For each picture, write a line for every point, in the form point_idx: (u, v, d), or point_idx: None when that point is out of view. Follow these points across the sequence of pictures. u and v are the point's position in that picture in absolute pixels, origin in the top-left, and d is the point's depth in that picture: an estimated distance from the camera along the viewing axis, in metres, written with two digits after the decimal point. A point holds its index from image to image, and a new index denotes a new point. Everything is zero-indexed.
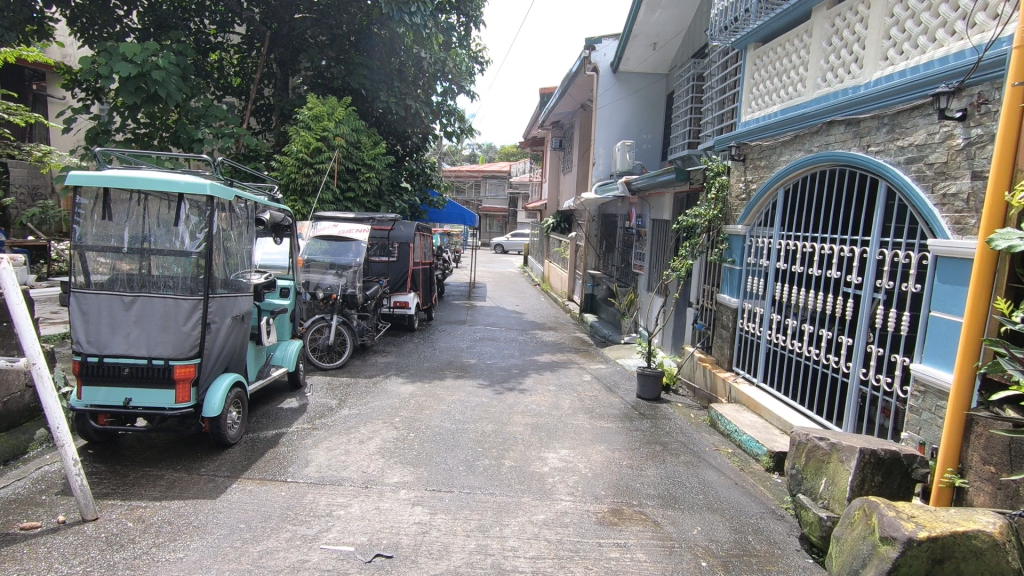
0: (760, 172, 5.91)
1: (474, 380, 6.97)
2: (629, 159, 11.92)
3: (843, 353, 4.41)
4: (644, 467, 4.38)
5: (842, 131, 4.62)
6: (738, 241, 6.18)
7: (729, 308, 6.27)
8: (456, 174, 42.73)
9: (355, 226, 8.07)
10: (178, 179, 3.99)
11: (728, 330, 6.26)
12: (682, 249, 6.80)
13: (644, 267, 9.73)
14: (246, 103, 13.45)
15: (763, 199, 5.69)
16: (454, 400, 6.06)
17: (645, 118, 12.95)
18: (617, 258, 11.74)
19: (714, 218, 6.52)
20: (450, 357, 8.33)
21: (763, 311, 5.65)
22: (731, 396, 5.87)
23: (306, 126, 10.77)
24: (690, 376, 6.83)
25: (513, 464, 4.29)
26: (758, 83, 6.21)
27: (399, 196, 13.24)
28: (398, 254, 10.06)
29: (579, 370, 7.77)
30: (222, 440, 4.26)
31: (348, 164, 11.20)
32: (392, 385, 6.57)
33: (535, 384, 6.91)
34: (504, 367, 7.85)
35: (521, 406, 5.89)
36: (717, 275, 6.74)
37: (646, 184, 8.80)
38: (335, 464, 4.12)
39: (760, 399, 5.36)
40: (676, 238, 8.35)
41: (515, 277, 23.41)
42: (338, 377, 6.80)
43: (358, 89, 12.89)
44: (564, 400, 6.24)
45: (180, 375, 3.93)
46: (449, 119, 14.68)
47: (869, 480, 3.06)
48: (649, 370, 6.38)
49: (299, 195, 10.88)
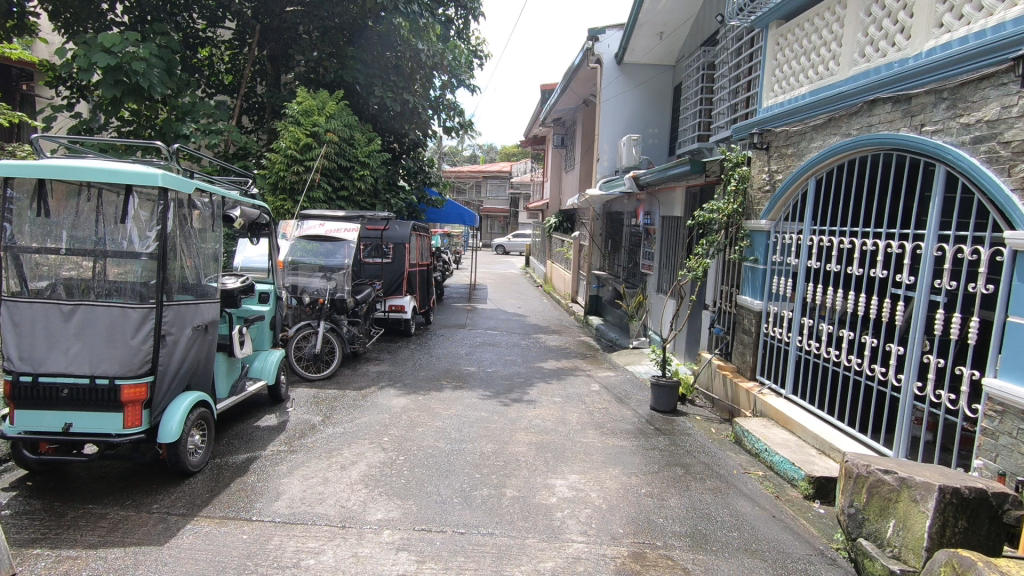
0: (787, 161, 5.32)
1: (473, 391, 6.41)
2: (636, 154, 11.39)
3: (893, 363, 3.85)
4: (665, 496, 3.82)
5: (888, 110, 4.05)
6: (761, 238, 5.63)
7: (752, 311, 5.72)
8: (456, 174, 42.32)
9: (344, 225, 7.48)
10: (125, 169, 3.41)
11: (750, 335, 5.71)
12: (699, 247, 6.22)
13: (654, 267, 9.16)
14: (237, 99, 12.93)
15: (791, 190, 5.15)
16: (451, 415, 5.49)
17: (652, 111, 12.38)
18: (624, 257, 11.19)
19: (733, 212, 5.95)
20: (448, 365, 7.77)
21: (792, 315, 5.11)
22: (756, 409, 5.31)
23: (296, 121, 10.26)
24: (709, 385, 6.27)
25: (516, 494, 3.73)
26: (782, 64, 5.64)
27: (394, 195, 12.69)
28: (393, 256, 9.54)
29: (587, 378, 7.21)
30: (181, 468, 3.72)
31: (340, 162, 10.66)
32: (384, 398, 6.01)
33: (540, 395, 6.34)
34: (506, 375, 7.28)
35: (524, 422, 5.32)
36: (736, 275, 6.19)
37: (656, 179, 8.24)
38: (311, 498, 3.56)
39: (790, 413, 4.81)
40: (689, 236, 7.82)
41: (517, 278, 22.88)
42: (325, 390, 6.24)
43: (352, 84, 12.35)
44: (572, 414, 5.66)
45: (128, 396, 3.38)
46: (448, 114, 14.10)
47: (951, 526, 2.49)
48: (663, 381, 5.83)
49: (289, 194, 10.34)
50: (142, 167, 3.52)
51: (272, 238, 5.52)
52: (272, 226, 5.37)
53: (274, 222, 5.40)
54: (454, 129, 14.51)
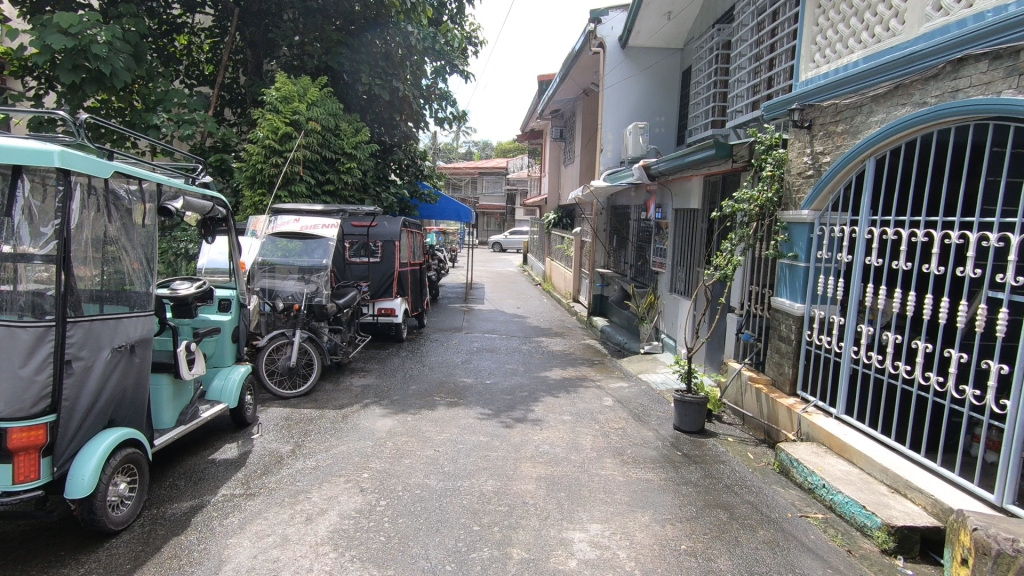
0: (836, 140, 4.52)
1: (470, 409, 5.60)
2: (643, 143, 10.60)
3: (993, 384, 3.08)
4: (712, 555, 3.05)
5: (983, 70, 3.26)
6: (802, 231, 4.87)
7: (791, 316, 4.95)
8: (452, 171, 41.58)
9: (320, 221, 6.59)
10: (8, 144, 2.57)
11: (789, 344, 4.96)
12: (727, 242, 5.41)
13: (666, 265, 8.39)
14: (214, 89, 12.05)
15: (842, 173, 4.38)
16: (444, 441, 4.68)
17: (659, 98, 11.58)
18: (631, 254, 10.42)
19: (768, 202, 5.17)
20: (442, 376, 6.96)
21: (846, 322, 4.33)
22: (801, 431, 4.54)
23: (275, 109, 9.45)
24: (739, 400, 5.50)
25: (524, 557, 2.95)
26: (825, 28, 4.81)
27: (384, 189, 11.88)
28: (381, 254, 8.74)
29: (598, 391, 6.41)
30: (99, 529, 2.93)
31: (325, 153, 9.88)
32: (367, 419, 5.20)
33: (546, 413, 5.55)
34: (506, 388, 6.49)
35: (531, 449, 4.54)
36: (770, 273, 5.44)
37: (669, 168, 7.48)
38: (261, 569, 2.77)
39: (847, 438, 4.06)
40: (710, 230, 7.07)
41: (515, 277, 22.14)
42: (300, 409, 5.45)
43: (338, 71, 11.52)
44: (585, 438, 4.87)
45: (18, 443, 2.58)
46: (440, 104, 13.23)
47: None
48: (689, 397, 5.07)
49: (268, 188, 9.53)
50: (34, 142, 2.69)
51: (229, 236, 4.70)
52: (228, 220, 4.55)
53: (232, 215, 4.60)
54: (448, 121, 13.64)
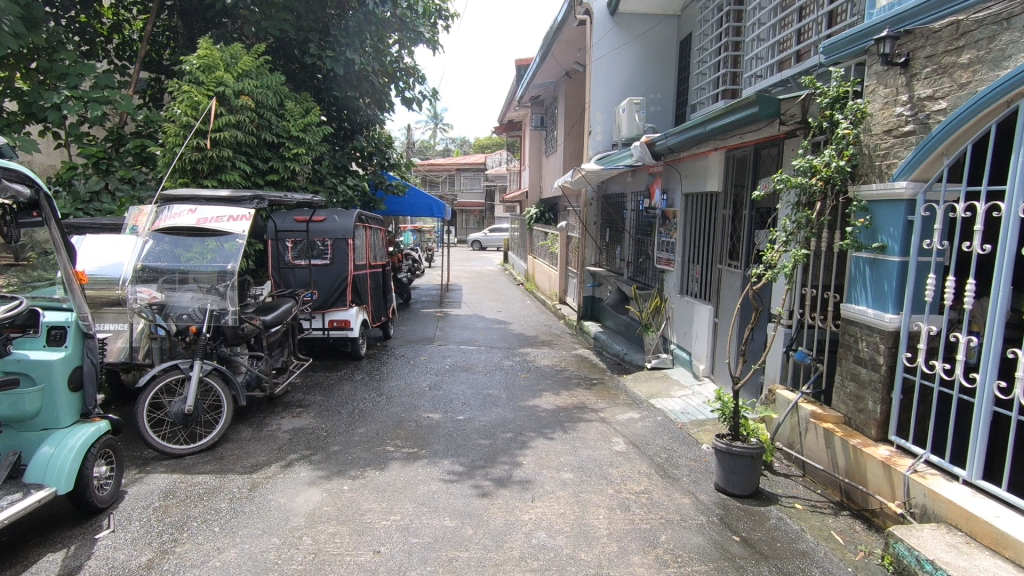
0: (959, 76, 3.10)
1: (434, 465, 4.07)
2: (640, 121, 9.15)
3: None
4: None
5: None
6: (896, 212, 3.44)
7: (878, 332, 3.54)
8: (428, 167, 39.91)
9: (226, 210, 4.87)
10: None
11: (875, 371, 3.55)
12: (782, 231, 3.95)
13: (674, 262, 6.98)
14: (138, 65, 10.04)
15: (974, 122, 2.95)
16: (389, 532, 3.14)
17: (654, 70, 10.12)
18: (629, 249, 8.98)
19: (841, 177, 3.73)
20: (401, 410, 5.40)
21: (982, 344, 2.91)
22: (913, 503, 3.10)
23: (196, 80, 7.78)
24: (797, 443, 4.10)
25: None
26: None
27: (342, 180, 10.24)
28: (331, 255, 7.18)
29: (604, 428, 4.93)
30: None
31: (264, 136, 8.25)
32: (284, 491, 3.65)
33: (538, 468, 4.04)
34: (484, 426, 4.96)
35: (518, 545, 3.02)
36: (835, 272, 4.03)
37: (682, 143, 6.06)
38: None
39: (1005, 526, 2.63)
40: (737, 217, 5.68)
41: (496, 276, 20.58)
42: (193, 475, 3.88)
43: (282, 43, 9.82)
44: (597, 513, 3.41)
45: None
46: (408, 80, 11.45)
47: None
48: (738, 448, 3.61)
49: (192, 176, 7.81)
50: None
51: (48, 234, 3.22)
52: (41, 204, 3.14)
53: (47, 198, 3.17)
54: (416, 101, 11.93)
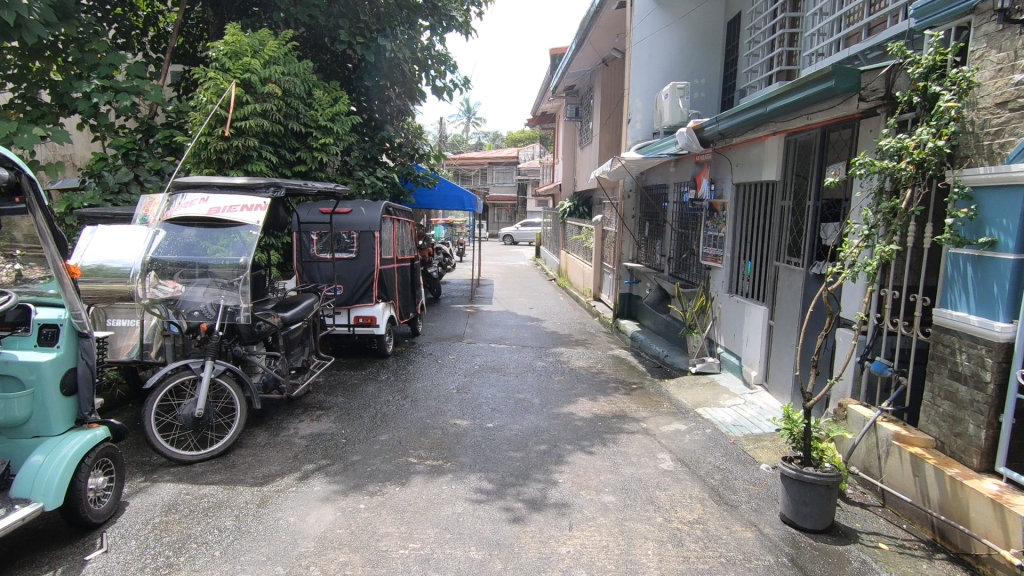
0: None
1: (460, 482, 3.67)
2: (684, 108, 8.56)
3: None
4: None
5: None
6: (1012, 200, 2.87)
7: (984, 344, 2.98)
8: (461, 161, 39.61)
9: (239, 200, 4.52)
10: None
11: (981, 390, 2.98)
12: (864, 223, 3.39)
13: (723, 258, 6.42)
14: (169, 55, 9.84)
15: None
16: (406, 564, 2.75)
17: (699, 53, 9.49)
18: (671, 244, 8.41)
19: (939, 160, 3.15)
20: (427, 415, 5.03)
21: None
22: None
23: (222, 67, 7.55)
24: (877, 468, 3.54)
25: None
26: None
27: (372, 172, 9.95)
28: (358, 249, 6.89)
29: (648, 442, 4.46)
30: None
31: (291, 125, 8.00)
32: (295, 508, 3.31)
33: (575, 488, 3.61)
34: (515, 436, 4.54)
35: None
36: (925, 272, 3.45)
37: (735, 128, 5.49)
38: None
39: None
40: (799, 208, 5.08)
41: (528, 272, 20.09)
42: (200, 485, 3.59)
43: (313, 29, 9.56)
44: (645, 547, 2.95)
45: None
46: (440, 68, 11.05)
47: None
48: (809, 475, 3.10)
49: (217, 167, 7.59)
50: None
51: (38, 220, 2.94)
52: (24, 186, 2.84)
53: (31, 180, 2.87)
54: (447, 90, 11.54)
